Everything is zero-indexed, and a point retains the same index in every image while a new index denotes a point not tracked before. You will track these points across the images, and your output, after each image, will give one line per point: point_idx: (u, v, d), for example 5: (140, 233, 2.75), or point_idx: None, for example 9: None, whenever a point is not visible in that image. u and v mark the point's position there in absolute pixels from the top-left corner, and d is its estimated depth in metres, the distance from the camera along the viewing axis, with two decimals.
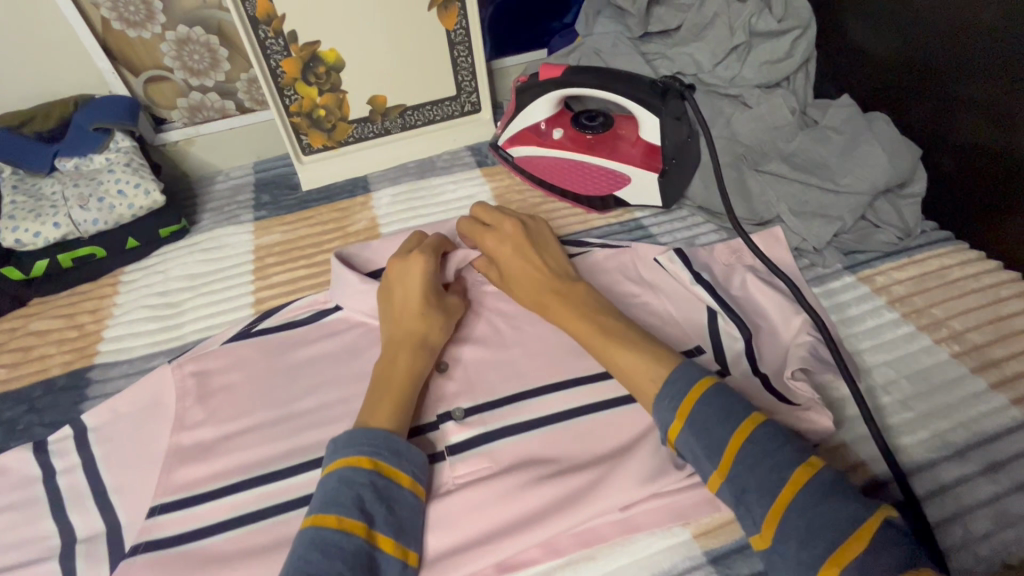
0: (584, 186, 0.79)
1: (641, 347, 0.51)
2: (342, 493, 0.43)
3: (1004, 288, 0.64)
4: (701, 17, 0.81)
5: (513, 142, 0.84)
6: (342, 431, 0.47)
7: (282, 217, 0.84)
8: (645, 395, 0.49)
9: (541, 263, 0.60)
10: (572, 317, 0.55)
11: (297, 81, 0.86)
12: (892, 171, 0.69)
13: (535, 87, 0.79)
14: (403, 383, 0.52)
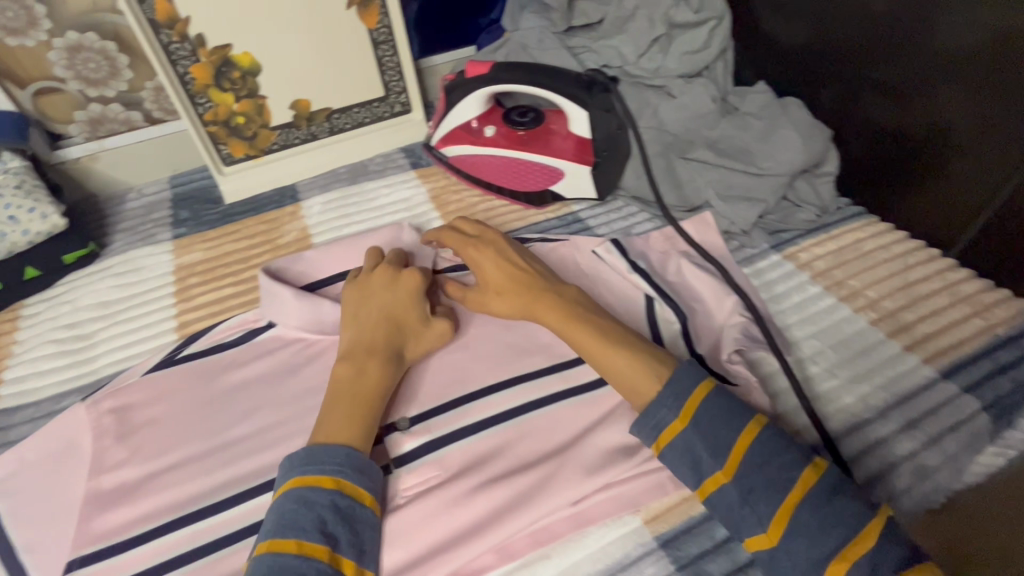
0: (521, 183, 0.78)
1: (638, 350, 0.49)
2: (300, 515, 0.42)
3: (911, 256, 0.69)
4: (622, 10, 0.83)
5: (446, 141, 0.83)
6: (299, 448, 0.46)
7: (204, 233, 0.79)
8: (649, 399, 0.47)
9: (525, 267, 0.58)
10: (566, 320, 0.52)
11: (210, 88, 0.81)
12: (808, 152, 0.72)
13: (463, 85, 0.79)
14: (365, 394, 0.50)
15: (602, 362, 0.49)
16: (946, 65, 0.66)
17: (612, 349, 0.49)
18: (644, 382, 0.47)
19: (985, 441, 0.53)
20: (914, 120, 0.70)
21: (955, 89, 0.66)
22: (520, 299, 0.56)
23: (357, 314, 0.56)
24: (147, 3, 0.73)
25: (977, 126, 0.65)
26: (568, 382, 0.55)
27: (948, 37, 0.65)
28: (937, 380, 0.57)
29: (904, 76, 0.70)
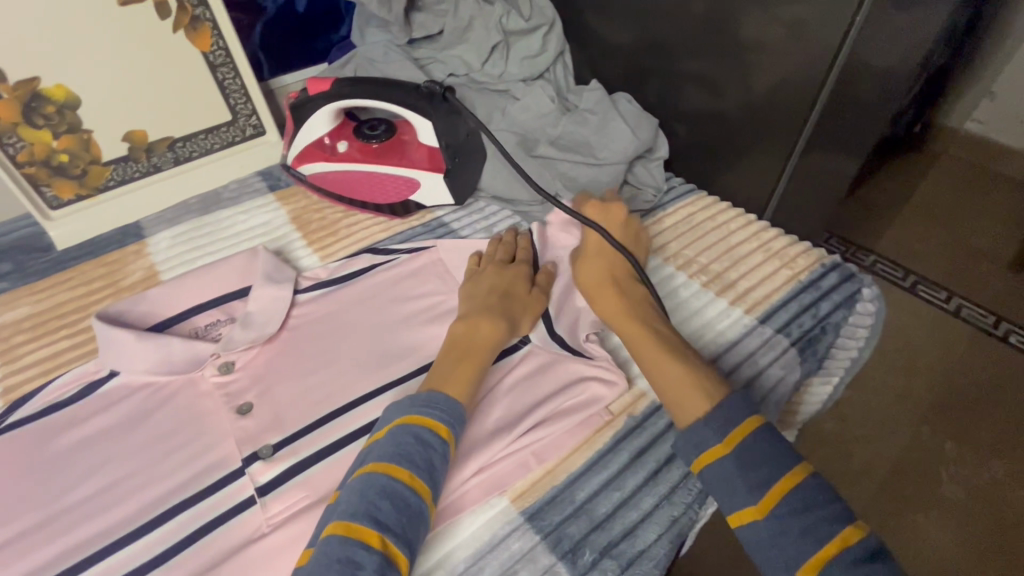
0: (379, 195, 0.79)
1: (697, 371, 0.51)
2: (417, 452, 0.45)
3: (733, 222, 0.78)
4: (460, 21, 0.86)
5: (300, 160, 0.81)
6: (422, 391, 0.50)
7: (31, 285, 0.71)
8: (683, 403, 0.49)
9: (612, 267, 0.62)
10: (631, 325, 0.56)
11: (19, 126, 0.73)
12: (638, 141, 0.80)
13: (310, 102, 0.78)
14: (476, 355, 0.54)
15: (649, 358, 0.53)
16: (737, 51, 0.76)
17: (666, 351, 0.53)
18: (681, 385, 0.50)
19: (796, 372, 0.62)
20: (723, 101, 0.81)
21: (748, 72, 0.76)
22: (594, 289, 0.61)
23: (471, 285, 0.63)
24: None
25: (768, 102, 0.76)
26: None
27: (733, 28, 0.74)
28: (756, 326, 0.65)
29: (709, 63, 0.80)
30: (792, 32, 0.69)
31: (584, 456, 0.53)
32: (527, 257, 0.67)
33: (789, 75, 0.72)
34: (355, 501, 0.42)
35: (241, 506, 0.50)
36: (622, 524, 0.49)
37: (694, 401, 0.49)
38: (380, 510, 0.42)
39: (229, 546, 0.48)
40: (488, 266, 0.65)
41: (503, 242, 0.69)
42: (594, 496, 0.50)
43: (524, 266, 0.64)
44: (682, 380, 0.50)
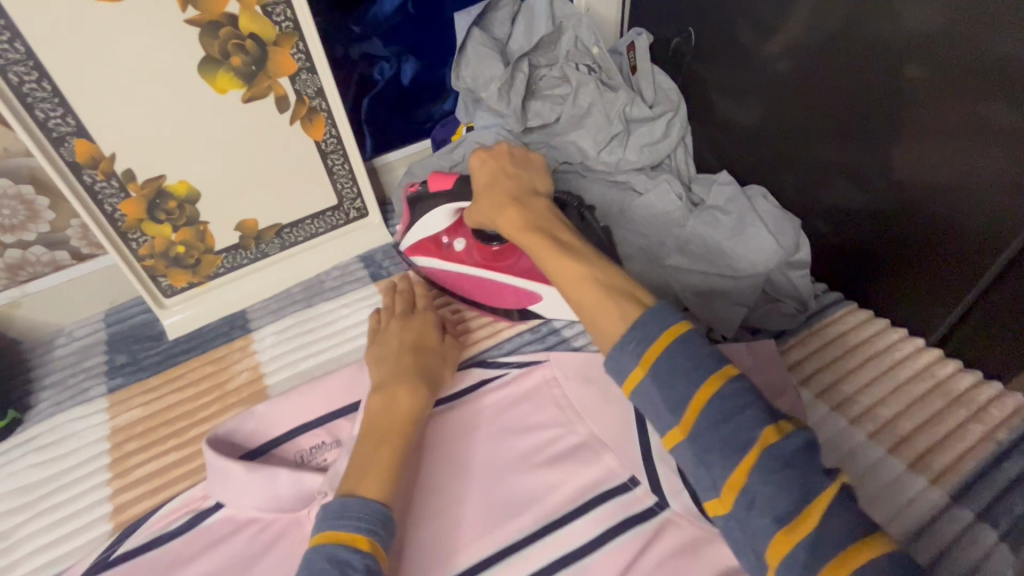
0: (495, 300, 0.74)
1: (604, 280, 0.47)
2: (332, 574, 0.42)
3: (898, 350, 0.67)
4: (578, 107, 0.81)
5: (414, 250, 0.76)
6: (333, 497, 0.47)
7: (144, 381, 0.71)
8: (602, 330, 0.44)
9: (508, 179, 0.61)
10: (525, 228, 0.55)
11: (143, 222, 0.74)
12: (781, 249, 0.71)
13: (425, 200, 0.71)
14: (399, 426, 0.54)
15: (552, 270, 0.50)
16: (901, 137, 0.64)
17: (570, 259, 0.50)
18: (595, 303, 0.46)
19: None
20: (885, 198, 0.68)
21: (918, 161, 0.63)
22: (494, 206, 0.59)
23: (379, 347, 0.64)
24: (65, 145, 0.66)
25: (946, 203, 0.62)
26: (565, 552, 0.51)
27: (899, 110, 0.63)
28: (949, 505, 0.53)
29: (866, 153, 0.68)
30: (985, 118, 0.56)
31: None
32: (426, 303, 0.71)
33: (978, 169, 0.58)
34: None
35: None
36: None
37: (614, 321, 0.44)
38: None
39: None
40: (390, 325, 0.66)
41: (398, 293, 0.72)
42: None
43: (432, 317, 0.68)
44: (594, 293, 0.46)
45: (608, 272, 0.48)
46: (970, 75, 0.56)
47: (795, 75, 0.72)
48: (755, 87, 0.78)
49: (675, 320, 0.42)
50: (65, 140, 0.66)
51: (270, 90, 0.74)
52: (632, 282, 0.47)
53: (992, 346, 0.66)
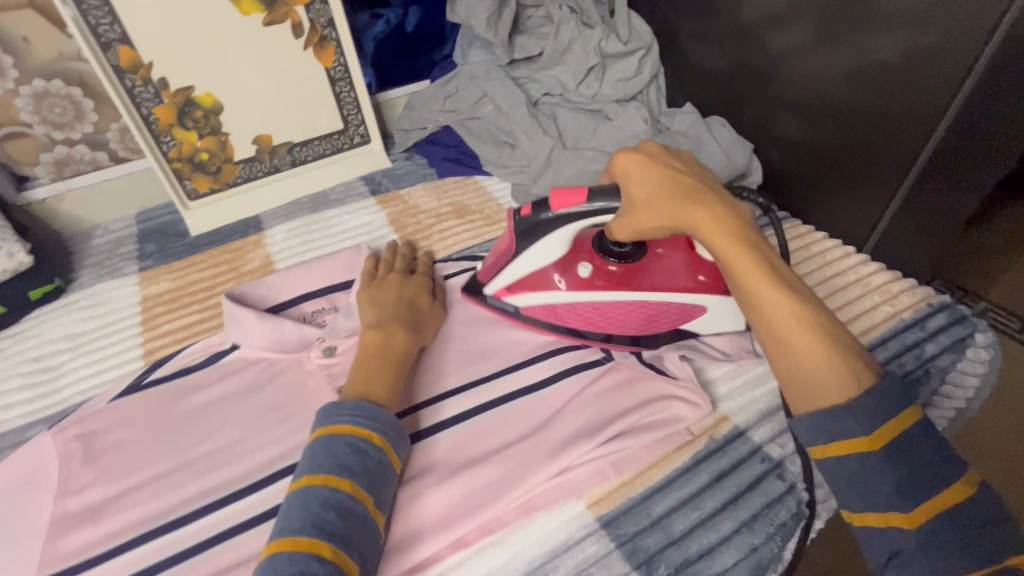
0: (640, 327, 0.60)
1: (834, 335, 0.39)
2: (353, 461, 0.44)
3: (828, 254, 0.76)
4: (559, 43, 0.91)
5: (510, 290, 0.62)
6: (344, 398, 0.49)
7: (170, 264, 0.82)
8: (827, 395, 0.38)
9: (689, 177, 0.47)
10: (735, 246, 0.42)
11: (174, 127, 0.85)
12: (730, 165, 0.81)
13: (548, 222, 0.56)
14: (394, 360, 0.54)
15: (769, 307, 0.40)
16: (852, 66, 0.71)
17: (794, 300, 0.40)
18: (827, 363, 0.38)
19: None
20: (844, 125, 0.74)
21: (865, 85, 0.70)
22: (675, 206, 0.45)
23: (378, 291, 0.62)
24: (111, 50, 0.77)
25: (890, 121, 0.69)
26: (522, 383, 0.59)
27: (850, 40, 0.70)
28: None
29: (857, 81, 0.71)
30: (916, 40, 0.63)
31: (664, 471, 0.53)
32: (425, 269, 0.69)
33: (913, 86, 0.65)
34: (297, 517, 0.41)
35: None
36: (701, 543, 0.48)
37: (843, 384, 0.38)
38: (326, 522, 0.41)
39: None
40: (388, 275, 0.66)
41: (401, 254, 0.70)
42: (671, 512, 0.50)
43: (425, 279, 0.66)
44: (824, 350, 0.38)
45: (835, 326, 0.40)
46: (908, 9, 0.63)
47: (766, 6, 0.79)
48: (720, 27, 0.87)
49: (908, 402, 0.37)
50: (111, 46, 0.76)
51: (287, 17, 0.85)
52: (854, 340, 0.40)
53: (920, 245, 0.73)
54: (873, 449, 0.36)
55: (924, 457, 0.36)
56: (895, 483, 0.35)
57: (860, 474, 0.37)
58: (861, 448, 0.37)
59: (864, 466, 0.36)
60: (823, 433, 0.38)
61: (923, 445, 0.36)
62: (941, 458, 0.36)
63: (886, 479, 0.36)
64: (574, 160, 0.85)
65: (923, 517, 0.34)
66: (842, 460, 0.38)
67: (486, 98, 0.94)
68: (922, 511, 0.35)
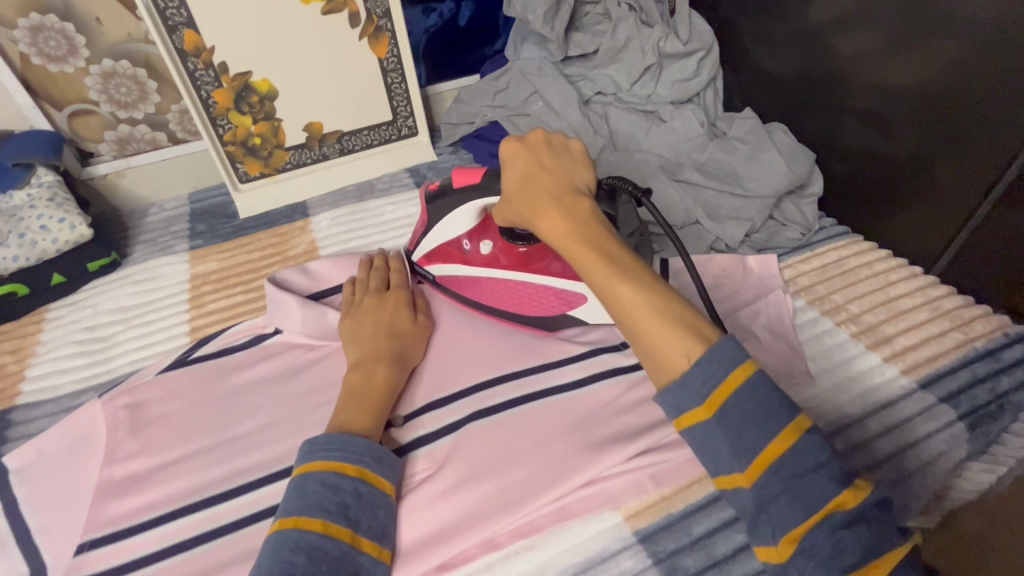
0: (530, 309, 0.61)
1: (660, 304, 0.42)
2: (324, 498, 0.43)
3: (892, 273, 0.72)
4: (616, 41, 0.89)
5: (429, 258, 0.65)
6: (320, 433, 0.48)
7: (219, 244, 0.83)
8: (650, 365, 0.42)
9: (548, 174, 0.51)
10: (568, 234, 0.47)
11: (230, 111, 0.86)
12: (791, 175, 0.77)
13: (449, 194, 0.59)
14: (379, 397, 0.53)
15: (601, 287, 0.44)
16: (930, 87, 0.67)
17: (621, 279, 0.43)
18: (656, 332, 0.40)
19: (963, 449, 0.55)
20: (915, 141, 0.70)
21: (943, 107, 0.66)
22: (526, 203, 0.50)
23: (354, 324, 0.59)
24: (177, 33, 0.79)
25: (970, 147, 0.65)
26: (559, 384, 0.57)
27: (929, 60, 0.66)
28: (915, 390, 0.59)
29: (934, 97, 0.67)
30: (1009, 64, 0.60)
31: (707, 490, 0.50)
32: (403, 280, 0.65)
33: (1000, 111, 0.61)
34: (267, 564, 0.39)
35: None
36: (744, 568, 0.45)
37: (675, 352, 0.39)
38: (298, 567, 0.39)
39: None
40: (364, 298, 0.62)
41: (376, 267, 0.66)
42: (714, 533, 0.47)
43: (404, 294, 0.62)
44: (652, 321, 0.41)
45: (669, 299, 0.42)
46: (1003, 32, 0.59)
47: (838, 15, 0.75)
48: (788, 30, 0.83)
49: (738, 358, 0.38)
50: (177, 29, 0.79)
51: (345, 6, 0.85)
52: (694, 312, 0.41)
53: (994, 266, 0.67)
54: (710, 416, 0.37)
55: (754, 415, 0.37)
56: (731, 446, 0.37)
57: (705, 439, 0.38)
58: (698, 415, 0.38)
59: (705, 432, 0.38)
60: (674, 404, 0.39)
61: (754, 402, 0.37)
62: (772, 412, 0.37)
63: (723, 442, 0.37)
64: (625, 160, 0.83)
65: (756, 476, 0.36)
66: (691, 430, 0.39)
67: (537, 95, 0.93)
68: (754, 468, 0.36)
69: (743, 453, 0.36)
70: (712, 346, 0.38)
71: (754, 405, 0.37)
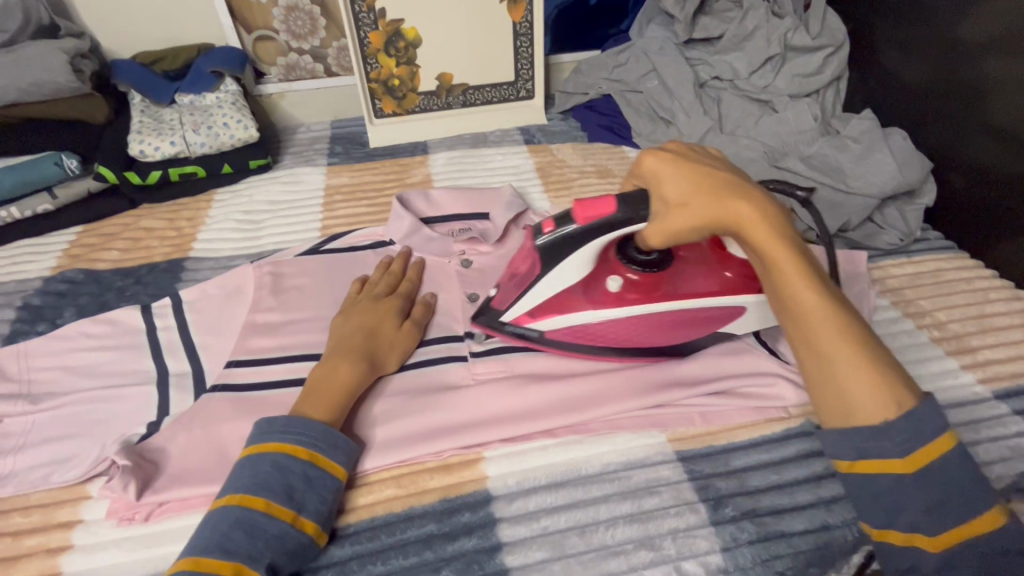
0: (674, 336, 0.57)
1: (874, 349, 0.42)
2: (271, 478, 0.45)
3: (993, 292, 0.70)
4: (742, 29, 0.91)
5: (531, 316, 0.56)
6: (276, 415, 0.49)
7: (351, 165, 0.97)
8: (863, 415, 0.40)
9: (726, 174, 0.45)
10: (782, 247, 0.42)
11: (380, 52, 0.98)
12: (900, 179, 0.76)
13: (576, 237, 0.50)
14: (338, 394, 0.51)
15: (813, 325, 0.42)
16: None
17: (840, 321, 0.42)
18: (865, 380, 0.41)
19: None
20: None
21: None
22: (723, 203, 0.43)
23: (342, 322, 0.59)
24: None
25: None
26: None
27: None
28: (988, 398, 0.59)
29: None
30: None
31: (751, 434, 0.54)
32: (410, 290, 0.65)
33: None
34: (204, 535, 0.42)
35: (453, 356, 0.60)
36: (774, 502, 0.49)
37: (886, 403, 0.40)
38: (231, 540, 0.42)
39: (438, 382, 0.58)
40: (363, 300, 0.62)
41: (389, 272, 0.67)
42: (750, 468, 0.51)
43: (398, 300, 0.62)
44: (863, 365, 0.41)
45: (871, 337, 0.42)
46: None
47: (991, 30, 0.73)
48: (928, 37, 0.81)
49: (942, 423, 0.40)
50: None
51: None
52: (886, 353, 0.43)
53: None
54: (905, 471, 0.39)
55: (956, 483, 0.39)
56: (924, 509, 0.38)
57: (885, 492, 0.40)
58: (894, 469, 0.40)
59: (893, 487, 0.40)
60: (855, 449, 0.41)
61: (954, 472, 0.39)
62: (970, 485, 0.39)
63: (915, 503, 0.39)
64: (729, 144, 0.85)
65: (947, 544, 0.38)
66: (873, 478, 0.40)
67: (654, 73, 0.97)
68: (946, 534, 0.38)
69: (937, 515, 0.38)
70: (922, 400, 0.40)
71: (957, 474, 0.39)
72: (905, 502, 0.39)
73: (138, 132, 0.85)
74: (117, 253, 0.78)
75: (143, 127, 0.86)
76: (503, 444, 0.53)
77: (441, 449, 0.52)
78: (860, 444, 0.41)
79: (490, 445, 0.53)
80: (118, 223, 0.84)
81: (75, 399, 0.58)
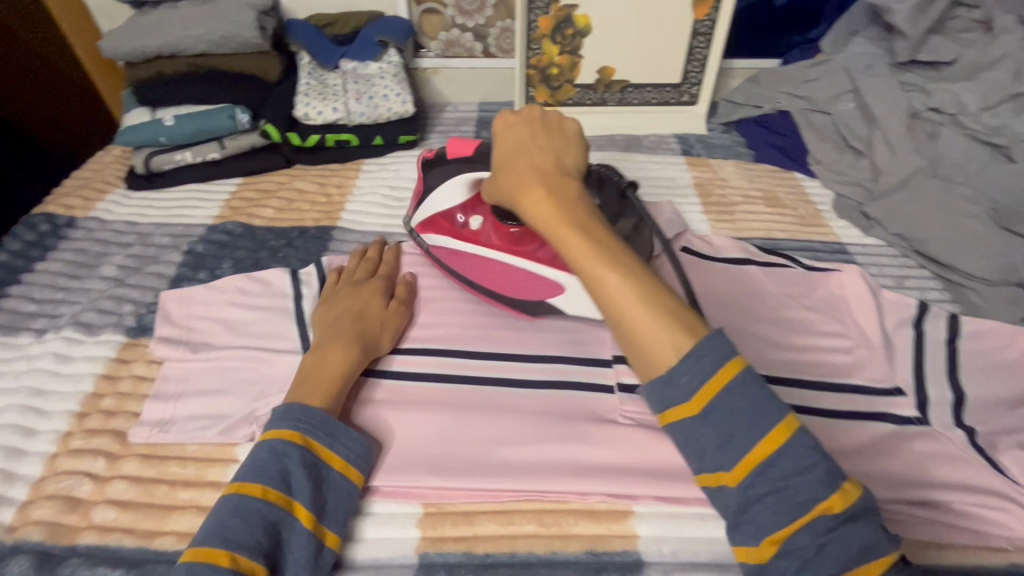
0: (503, 286, 0.60)
1: (651, 299, 0.42)
2: (269, 466, 0.43)
3: None
4: (985, 56, 0.78)
5: (423, 227, 0.65)
6: (278, 405, 0.47)
7: None
8: (648, 370, 0.42)
9: (536, 153, 0.52)
10: (551, 215, 0.47)
11: (546, 38, 0.92)
12: None
13: (446, 164, 0.62)
14: (335, 379, 0.50)
15: (594, 288, 0.45)
16: None
17: (622, 273, 0.44)
18: (642, 330, 0.42)
19: None
20: None
21: None
22: (517, 184, 0.50)
23: (325, 308, 0.57)
24: None
25: None
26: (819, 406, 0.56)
27: None
28: None
29: None
30: None
31: None
32: (390, 273, 0.63)
33: None
34: (205, 525, 0.40)
35: (600, 388, 0.55)
36: None
37: (662, 349, 0.41)
38: (232, 530, 0.40)
39: (586, 411, 0.53)
40: (343, 284, 0.60)
41: (366, 258, 0.64)
42: None
43: (381, 283, 0.61)
44: (641, 319, 0.42)
45: (656, 289, 0.43)
46: None
47: None
48: None
49: (728, 359, 0.40)
50: None
51: None
52: (675, 304, 0.43)
53: None
54: (694, 414, 0.40)
55: (744, 414, 0.39)
56: (718, 445, 0.39)
57: (692, 437, 0.41)
58: (684, 414, 0.40)
59: (690, 431, 0.41)
60: (659, 401, 0.41)
61: (741, 399, 0.39)
62: (760, 410, 0.39)
63: (712, 441, 0.40)
64: (942, 191, 0.72)
65: (741, 477, 0.39)
66: (675, 427, 0.41)
67: (852, 95, 0.85)
68: (740, 469, 0.39)
69: (730, 450, 0.39)
70: (702, 343, 0.40)
71: (748, 404, 0.39)
72: (704, 444, 0.40)
73: (305, 95, 0.86)
74: (272, 211, 0.80)
75: (310, 90, 0.87)
76: (659, 503, 0.48)
77: (590, 491, 0.48)
78: (664, 395, 0.41)
79: (644, 501, 0.48)
80: (274, 180, 0.86)
81: (229, 354, 0.59)
